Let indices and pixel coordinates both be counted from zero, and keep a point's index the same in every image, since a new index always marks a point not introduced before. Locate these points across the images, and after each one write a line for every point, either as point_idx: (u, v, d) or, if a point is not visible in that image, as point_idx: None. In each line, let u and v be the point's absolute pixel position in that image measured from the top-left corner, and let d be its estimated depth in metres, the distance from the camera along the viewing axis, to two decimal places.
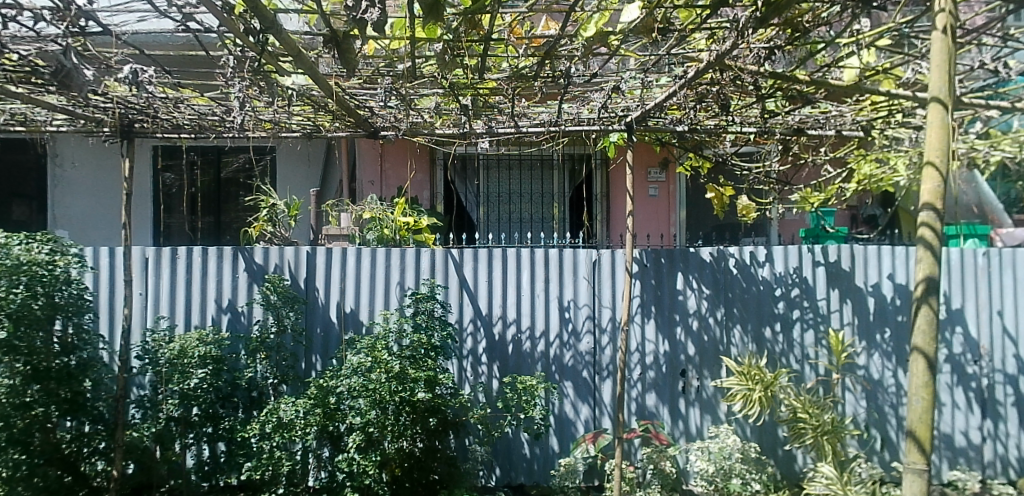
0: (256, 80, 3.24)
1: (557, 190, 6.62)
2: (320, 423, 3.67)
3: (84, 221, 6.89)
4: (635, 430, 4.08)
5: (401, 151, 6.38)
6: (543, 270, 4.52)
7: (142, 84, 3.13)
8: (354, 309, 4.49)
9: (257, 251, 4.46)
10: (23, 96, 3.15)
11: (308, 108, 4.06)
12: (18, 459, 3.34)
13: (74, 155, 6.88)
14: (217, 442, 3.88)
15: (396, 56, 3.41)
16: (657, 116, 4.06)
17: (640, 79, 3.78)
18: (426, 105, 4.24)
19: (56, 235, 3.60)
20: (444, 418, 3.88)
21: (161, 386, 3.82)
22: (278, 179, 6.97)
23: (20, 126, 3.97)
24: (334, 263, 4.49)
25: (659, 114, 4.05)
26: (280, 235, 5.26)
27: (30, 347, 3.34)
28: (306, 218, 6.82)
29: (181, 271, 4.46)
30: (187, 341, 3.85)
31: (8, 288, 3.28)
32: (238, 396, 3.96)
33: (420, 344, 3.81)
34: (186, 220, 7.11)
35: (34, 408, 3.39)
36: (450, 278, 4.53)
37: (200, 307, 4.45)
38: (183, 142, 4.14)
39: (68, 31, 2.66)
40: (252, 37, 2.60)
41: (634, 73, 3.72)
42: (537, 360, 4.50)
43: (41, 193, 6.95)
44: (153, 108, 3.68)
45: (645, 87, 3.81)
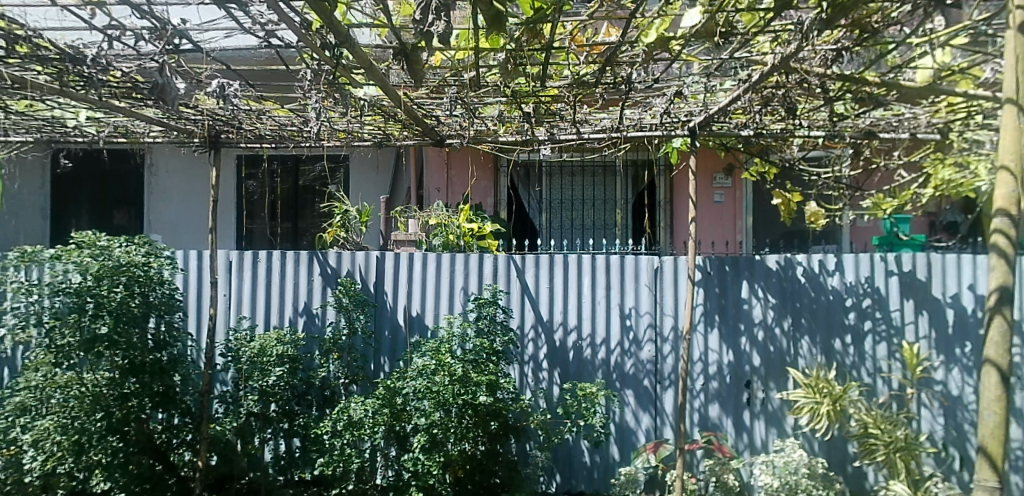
0: (331, 92, 3.44)
1: (620, 196, 6.60)
2: (388, 423, 3.83)
3: (175, 226, 7.40)
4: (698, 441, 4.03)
5: (465, 158, 6.51)
6: (605, 278, 4.51)
7: (229, 97, 3.33)
8: (420, 313, 4.63)
9: (330, 254, 4.67)
10: (124, 111, 3.44)
11: (379, 118, 4.22)
12: (116, 446, 3.58)
13: (168, 164, 7.42)
14: (292, 438, 4.09)
15: (461, 66, 3.54)
16: (722, 121, 4.04)
17: (703, 84, 3.81)
18: (490, 114, 4.37)
19: (151, 239, 3.87)
20: (505, 422, 3.94)
21: (242, 383, 4.05)
22: (351, 187, 7.26)
23: (121, 137, 4.09)
24: (402, 267, 4.65)
25: (724, 119, 4.05)
26: (353, 240, 5.48)
27: (128, 342, 3.61)
28: (375, 224, 7.03)
29: (262, 274, 4.73)
30: (266, 340, 4.08)
31: (109, 287, 3.57)
32: (312, 394, 4.16)
33: (483, 348, 3.98)
34: (266, 225, 7.53)
35: (130, 400, 3.62)
36: (511, 283, 4.60)
37: (279, 309, 4.70)
38: (265, 152, 4.34)
39: (164, 51, 2.89)
40: (328, 51, 2.81)
41: (696, 77, 3.73)
42: (597, 368, 4.50)
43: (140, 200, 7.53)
44: (239, 119, 3.87)
45: (709, 91, 3.82)
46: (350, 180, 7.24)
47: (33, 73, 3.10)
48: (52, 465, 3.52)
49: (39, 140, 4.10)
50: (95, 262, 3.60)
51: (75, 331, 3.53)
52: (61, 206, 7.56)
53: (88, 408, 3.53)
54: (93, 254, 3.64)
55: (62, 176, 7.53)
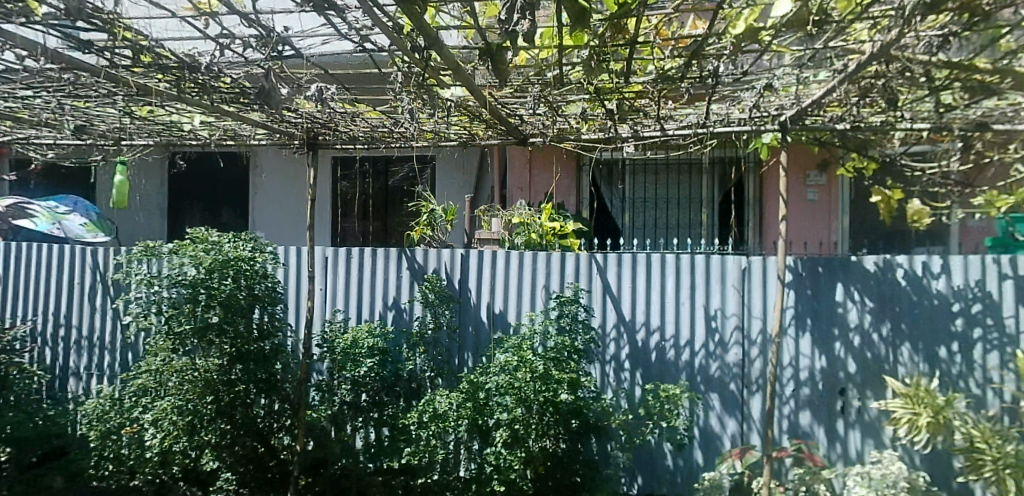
0: (420, 94, 3.58)
1: (706, 194, 6.41)
2: (471, 416, 3.94)
3: (277, 224, 7.89)
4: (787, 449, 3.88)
5: (548, 157, 6.53)
6: (689, 278, 4.42)
7: (326, 101, 3.52)
8: (503, 311, 4.72)
9: (418, 251, 4.83)
10: (232, 115, 3.68)
11: (464, 118, 4.32)
12: (225, 429, 3.87)
13: (270, 165, 7.89)
14: (382, 427, 4.27)
15: (545, 64, 3.57)
16: (815, 114, 3.87)
17: (795, 75, 3.64)
18: (573, 112, 4.38)
19: (256, 235, 4.15)
20: (586, 422, 3.94)
21: (336, 373, 4.29)
22: (437, 187, 7.47)
23: (231, 140, 4.35)
24: (486, 265, 4.77)
25: (818, 112, 3.86)
26: (438, 238, 5.67)
27: (235, 331, 3.88)
28: (461, 222, 7.19)
29: (354, 270, 4.96)
30: (359, 332, 4.36)
31: (219, 279, 3.85)
32: (400, 386, 4.34)
33: (564, 347, 4.01)
34: (358, 225, 7.88)
35: (237, 384, 3.90)
36: (593, 282, 4.61)
37: (370, 303, 4.92)
38: (358, 153, 4.55)
39: (267, 58, 3.11)
40: (418, 52, 2.93)
41: (788, 69, 3.60)
42: (681, 370, 4.41)
43: (245, 200, 8.08)
44: (334, 121, 4.05)
45: (801, 84, 3.66)
46: (436, 180, 7.46)
47: (155, 79, 3.25)
48: (169, 442, 3.81)
49: (160, 142, 4.39)
50: (207, 256, 3.87)
51: (188, 319, 3.80)
52: (177, 205, 8.23)
53: (200, 391, 3.80)
54: (205, 248, 3.93)
55: (177, 176, 8.19)
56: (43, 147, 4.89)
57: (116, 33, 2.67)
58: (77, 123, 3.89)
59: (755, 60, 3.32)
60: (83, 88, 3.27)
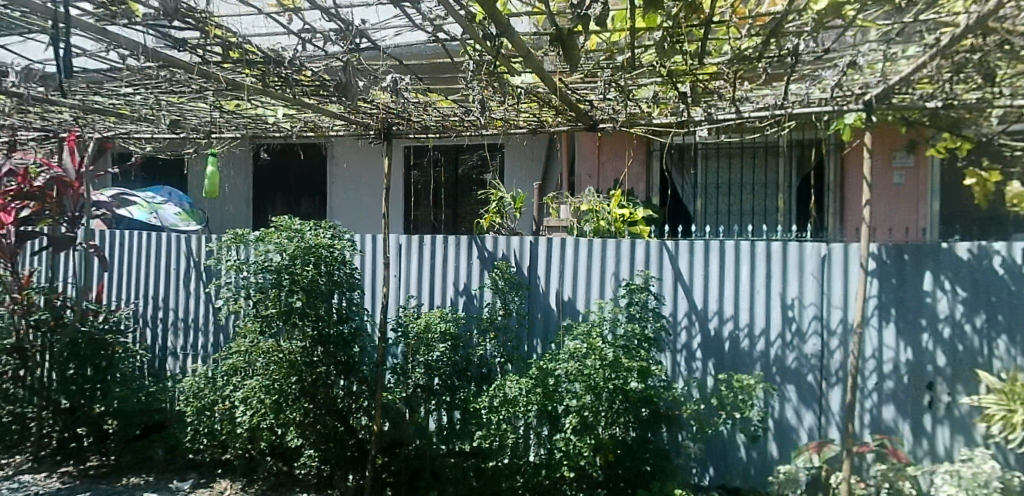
0: (491, 82, 3.59)
1: (783, 178, 6.18)
2: (540, 402, 3.97)
3: (353, 211, 8.07)
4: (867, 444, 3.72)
5: (618, 143, 6.45)
6: (765, 266, 4.27)
7: (400, 92, 3.58)
8: (571, 298, 4.72)
9: (488, 238, 4.88)
10: (313, 107, 3.81)
11: (534, 105, 4.29)
12: (307, 407, 4.05)
13: (346, 154, 8.07)
14: (453, 410, 4.37)
15: (616, 48, 3.51)
16: (903, 92, 3.66)
17: (882, 52, 3.45)
18: (644, 96, 4.30)
19: (334, 223, 4.30)
20: (657, 410, 3.91)
21: (410, 357, 4.42)
22: (506, 175, 7.51)
23: (310, 132, 4.50)
24: (554, 251, 4.78)
25: (906, 90, 3.66)
26: (507, 225, 5.79)
27: (317, 314, 4.06)
28: (530, 209, 7.17)
29: (427, 257, 5.07)
30: (431, 318, 4.42)
31: (303, 265, 4.03)
32: (471, 371, 4.43)
33: (635, 334, 4.00)
34: (430, 213, 8.03)
35: (319, 366, 4.06)
36: (664, 269, 4.54)
37: (442, 290, 5.02)
38: (430, 142, 4.62)
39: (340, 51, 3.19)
40: (490, 40, 2.94)
41: (874, 44, 3.41)
42: (755, 360, 4.28)
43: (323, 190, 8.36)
44: (408, 112, 4.13)
45: (889, 60, 3.45)
46: (505, 166, 7.48)
47: (242, 75, 3.37)
48: (257, 420, 4.03)
49: (246, 135, 4.60)
50: (291, 243, 4.05)
51: (274, 303, 4.02)
52: (262, 194, 8.66)
53: (285, 371, 3.99)
54: (289, 235, 4.11)
55: (262, 167, 8.63)
56: (143, 141, 5.23)
57: (208, 31, 2.74)
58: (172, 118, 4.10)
59: (839, 36, 3.15)
60: (178, 84, 3.45)
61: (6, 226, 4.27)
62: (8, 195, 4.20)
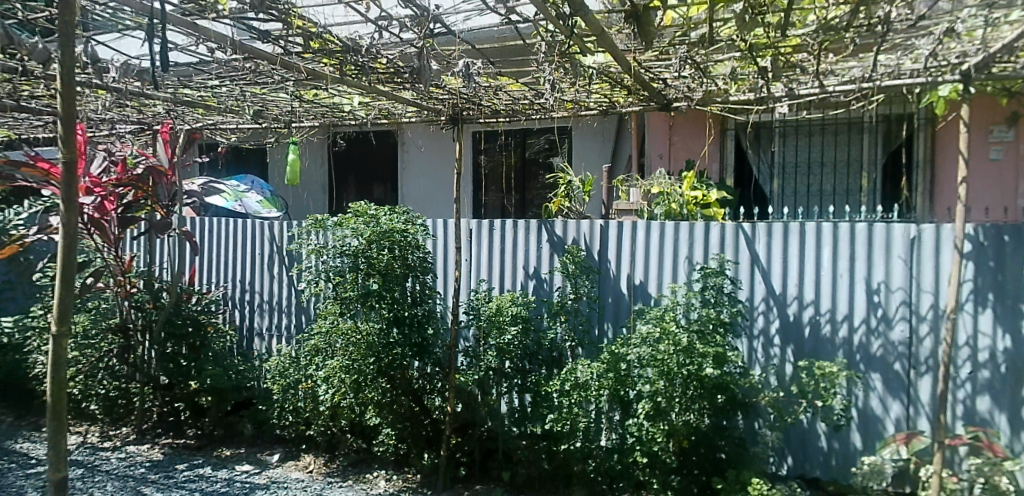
0: (563, 63, 3.52)
1: (867, 156, 5.90)
2: (612, 387, 3.94)
3: (422, 197, 8.18)
4: (961, 436, 3.49)
5: (692, 123, 6.32)
6: (849, 248, 4.05)
7: (472, 76, 3.53)
8: (643, 282, 4.66)
9: (557, 223, 4.87)
10: (388, 94, 3.83)
11: (606, 85, 4.20)
12: (385, 388, 4.13)
13: (417, 140, 8.14)
14: (525, 393, 4.40)
15: (693, 23, 3.35)
16: (1005, 60, 3.34)
17: (984, 18, 3.13)
18: (721, 72, 4.13)
19: (408, 208, 4.35)
20: (733, 397, 3.81)
21: (482, 340, 4.46)
22: (574, 157, 7.39)
23: (384, 120, 4.58)
24: (626, 235, 4.71)
25: (1009, 57, 3.32)
26: (576, 209, 5.80)
27: (392, 297, 4.13)
28: (598, 193, 7.06)
29: (497, 241, 5.09)
30: (502, 301, 4.45)
31: (380, 249, 4.14)
32: (542, 354, 4.46)
33: (709, 318, 3.88)
34: (500, 197, 8.09)
35: (395, 348, 4.12)
36: (740, 253, 4.38)
37: (512, 274, 5.04)
38: (500, 126, 4.60)
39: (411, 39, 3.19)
40: (563, 20, 2.85)
41: (976, 9, 3.13)
42: (837, 347, 4.09)
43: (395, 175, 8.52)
44: (479, 96, 4.12)
45: (992, 26, 3.13)
46: (574, 148, 7.38)
47: (320, 64, 3.41)
48: (338, 398, 4.18)
49: (324, 124, 4.71)
50: (367, 228, 4.17)
51: (353, 286, 4.15)
52: (337, 180, 8.93)
53: (363, 353, 4.08)
54: (365, 221, 4.22)
55: (337, 155, 8.88)
56: (227, 132, 5.47)
57: (290, 22, 2.77)
58: (255, 109, 4.26)
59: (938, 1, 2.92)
60: (262, 75, 3.58)
61: (110, 214, 4.54)
62: (111, 183, 4.46)
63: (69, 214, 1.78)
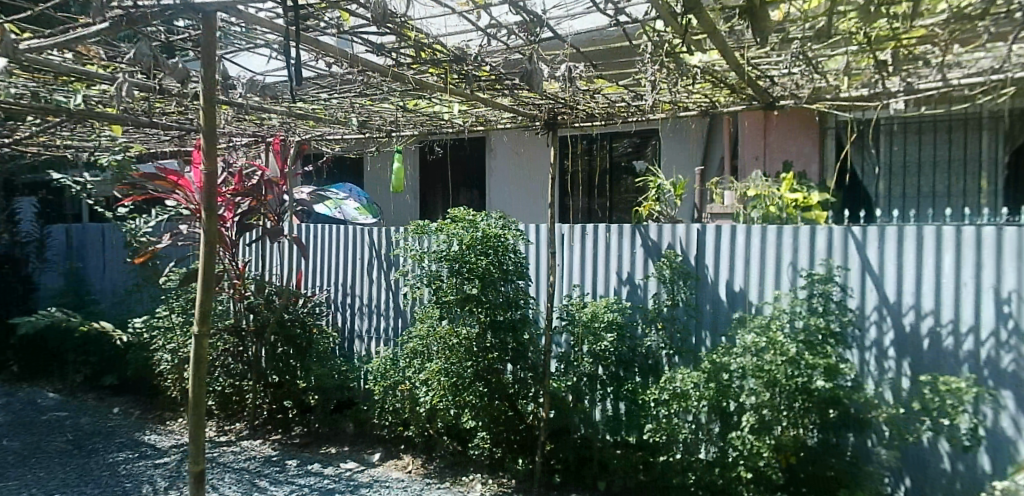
0: (667, 63, 3.41)
1: (988, 156, 5.37)
2: (714, 398, 3.74)
3: (508, 202, 8.26)
4: None
5: (792, 123, 6.02)
6: (973, 252, 3.52)
7: (574, 79, 3.49)
8: (743, 289, 4.43)
9: (652, 227, 4.74)
10: (489, 102, 3.86)
11: (707, 85, 4.07)
12: (484, 391, 4.17)
13: (502, 146, 8.22)
14: (619, 401, 4.31)
15: (811, 16, 3.16)
16: None
17: None
18: (833, 68, 3.91)
19: (505, 214, 4.39)
20: (846, 413, 3.50)
21: (577, 345, 4.43)
22: (664, 160, 7.27)
23: (480, 126, 4.64)
24: (724, 239, 4.52)
25: None
26: (667, 213, 5.63)
27: (491, 303, 4.16)
28: (690, 196, 6.90)
29: (590, 246, 5.05)
30: (597, 307, 4.40)
31: (479, 254, 4.18)
32: (638, 363, 4.36)
33: (818, 329, 3.57)
34: (585, 201, 8.12)
35: (493, 352, 4.18)
36: (850, 259, 4.03)
37: (605, 279, 4.97)
38: (595, 130, 4.54)
39: (517, 46, 3.19)
40: (676, 17, 2.75)
41: None
42: (962, 361, 3.59)
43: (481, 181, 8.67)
44: (577, 101, 4.08)
45: None
46: (663, 151, 7.25)
47: (425, 74, 3.47)
48: (436, 401, 4.25)
49: (422, 132, 4.82)
50: (466, 233, 4.22)
51: (453, 290, 4.19)
52: (426, 188, 9.14)
53: (461, 356, 4.15)
54: (465, 226, 4.27)
55: (428, 163, 9.11)
56: (332, 142, 5.74)
57: (403, 33, 2.82)
58: (358, 119, 4.41)
59: None
60: (370, 87, 3.70)
61: (228, 222, 4.85)
62: (230, 193, 4.76)
63: (212, 223, 2.14)
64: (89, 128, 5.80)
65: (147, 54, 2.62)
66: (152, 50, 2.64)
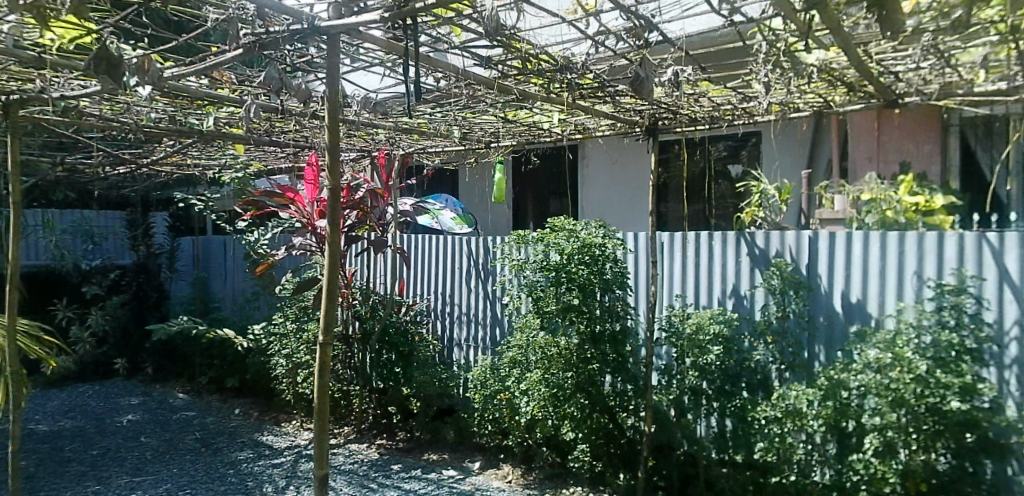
0: (782, 63, 3.21)
1: None
2: (832, 418, 3.40)
3: (601, 210, 8.15)
4: None
5: (910, 122, 5.61)
6: None
7: (681, 84, 3.37)
8: (862, 300, 4.04)
9: (758, 234, 4.51)
10: (590, 110, 3.82)
11: (822, 84, 3.84)
12: (586, 403, 4.09)
13: (595, 155, 8.17)
14: (726, 418, 4.10)
15: (948, 5, 2.88)
16: None
17: None
18: (969, 60, 3.57)
19: (606, 223, 4.32)
20: (987, 438, 3.04)
21: (682, 358, 4.27)
22: (765, 162, 6.98)
23: (578, 135, 4.61)
24: (838, 247, 4.15)
25: None
26: (772, 220, 5.32)
27: (591, 313, 4.11)
28: (797, 201, 6.55)
29: (691, 255, 4.90)
30: (702, 318, 4.21)
31: (579, 263, 4.13)
32: (746, 378, 4.09)
33: (950, 345, 3.11)
34: (680, 208, 7.91)
35: (593, 363, 4.09)
36: (986, 267, 3.46)
37: (708, 290, 4.80)
38: (698, 134, 4.38)
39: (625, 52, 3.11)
40: (799, 14, 2.56)
41: None
42: None
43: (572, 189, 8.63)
44: (680, 106, 3.95)
45: None
46: (764, 153, 6.97)
47: (529, 84, 3.47)
48: (537, 411, 4.21)
49: (520, 142, 4.86)
50: (568, 243, 4.19)
51: (554, 300, 4.17)
52: (516, 197, 9.23)
53: (563, 365, 4.12)
54: (566, 235, 4.25)
55: (519, 172, 9.17)
56: (433, 154, 5.91)
57: (511, 45, 2.83)
58: (459, 131, 4.50)
59: None
60: (475, 100, 3.75)
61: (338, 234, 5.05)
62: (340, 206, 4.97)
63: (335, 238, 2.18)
64: (216, 147, 6.26)
65: (274, 76, 2.77)
66: (279, 73, 2.79)
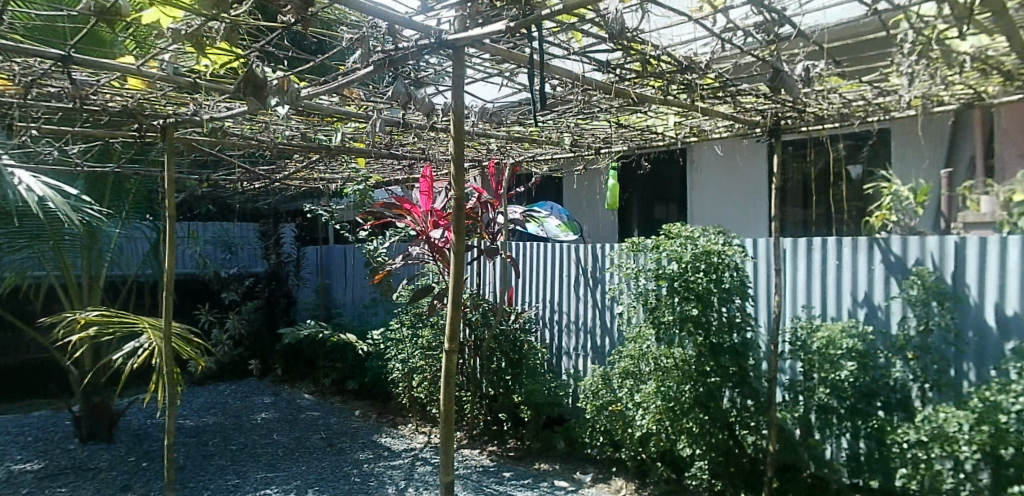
0: (931, 53, 2.92)
1: None
2: (987, 443, 2.92)
3: (712, 216, 7.85)
4: None
5: None
6: None
7: (812, 81, 3.17)
8: (1021, 313, 3.55)
9: (894, 240, 4.12)
10: (710, 112, 3.68)
11: (974, 73, 3.47)
12: (703, 418, 3.90)
13: (705, 160, 7.92)
14: (859, 440, 3.74)
15: None
16: None
17: None
18: None
19: (725, 229, 4.13)
20: None
21: (812, 373, 3.92)
22: (895, 162, 6.49)
23: (693, 137, 4.46)
24: (991, 255, 3.64)
25: None
26: (905, 224, 4.85)
27: (708, 324, 3.95)
28: (935, 203, 5.97)
29: (818, 264, 4.59)
30: (833, 332, 3.87)
31: (694, 271, 3.97)
32: (884, 397, 3.67)
33: None
34: (800, 213, 7.49)
35: (711, 376, 3.91)
36: None
37: (837, 301, 4.47)
38: (826, 133, 4.11)
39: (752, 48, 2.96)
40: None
41: None
42: None
43: (680, 195, 8.40)
44: (807, 103, 3.71)
45: None
46: (893, 151, 6.51)
47: (646, 87, 3.39)
48: (652, 424, 4.05)
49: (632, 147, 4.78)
50: (684, 251, 4.04)
51: (669, 310, 4.05)
52: (621, 203, 9.09)
53: (679, 377, 3.96)
54: (682, 243, 4.10)
55: (627, 178, 9.06)
56: (542, 162, 5.96)
57: (633, 48, 2.76)
58: (569, 137, 4.48)
59: None
60: (590, 105, 3.71)
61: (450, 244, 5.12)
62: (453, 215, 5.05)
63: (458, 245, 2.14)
64: (341, 161, 6.68)
65: (403, 90, 2.90)
66: (406, 87, 2.91)
